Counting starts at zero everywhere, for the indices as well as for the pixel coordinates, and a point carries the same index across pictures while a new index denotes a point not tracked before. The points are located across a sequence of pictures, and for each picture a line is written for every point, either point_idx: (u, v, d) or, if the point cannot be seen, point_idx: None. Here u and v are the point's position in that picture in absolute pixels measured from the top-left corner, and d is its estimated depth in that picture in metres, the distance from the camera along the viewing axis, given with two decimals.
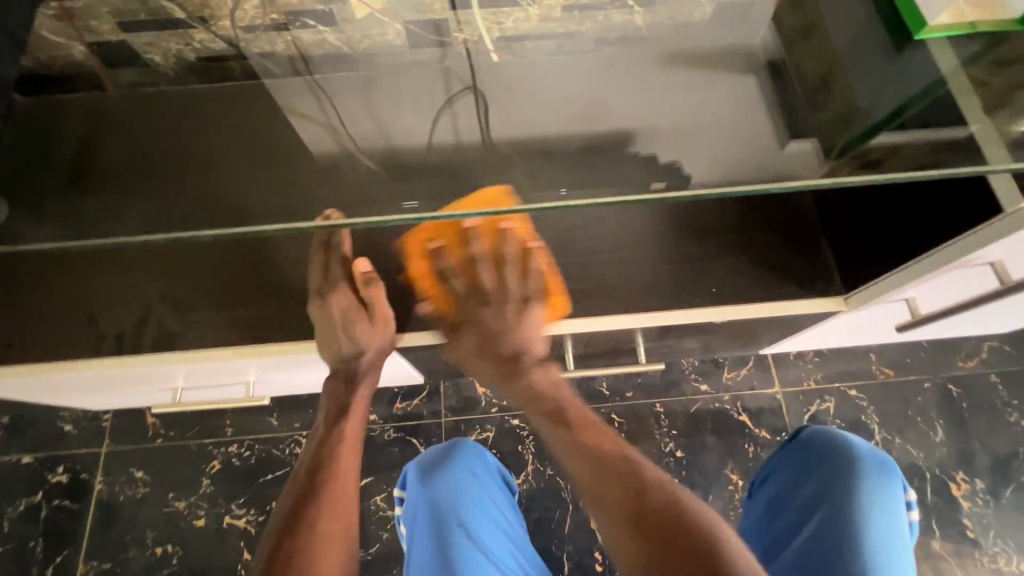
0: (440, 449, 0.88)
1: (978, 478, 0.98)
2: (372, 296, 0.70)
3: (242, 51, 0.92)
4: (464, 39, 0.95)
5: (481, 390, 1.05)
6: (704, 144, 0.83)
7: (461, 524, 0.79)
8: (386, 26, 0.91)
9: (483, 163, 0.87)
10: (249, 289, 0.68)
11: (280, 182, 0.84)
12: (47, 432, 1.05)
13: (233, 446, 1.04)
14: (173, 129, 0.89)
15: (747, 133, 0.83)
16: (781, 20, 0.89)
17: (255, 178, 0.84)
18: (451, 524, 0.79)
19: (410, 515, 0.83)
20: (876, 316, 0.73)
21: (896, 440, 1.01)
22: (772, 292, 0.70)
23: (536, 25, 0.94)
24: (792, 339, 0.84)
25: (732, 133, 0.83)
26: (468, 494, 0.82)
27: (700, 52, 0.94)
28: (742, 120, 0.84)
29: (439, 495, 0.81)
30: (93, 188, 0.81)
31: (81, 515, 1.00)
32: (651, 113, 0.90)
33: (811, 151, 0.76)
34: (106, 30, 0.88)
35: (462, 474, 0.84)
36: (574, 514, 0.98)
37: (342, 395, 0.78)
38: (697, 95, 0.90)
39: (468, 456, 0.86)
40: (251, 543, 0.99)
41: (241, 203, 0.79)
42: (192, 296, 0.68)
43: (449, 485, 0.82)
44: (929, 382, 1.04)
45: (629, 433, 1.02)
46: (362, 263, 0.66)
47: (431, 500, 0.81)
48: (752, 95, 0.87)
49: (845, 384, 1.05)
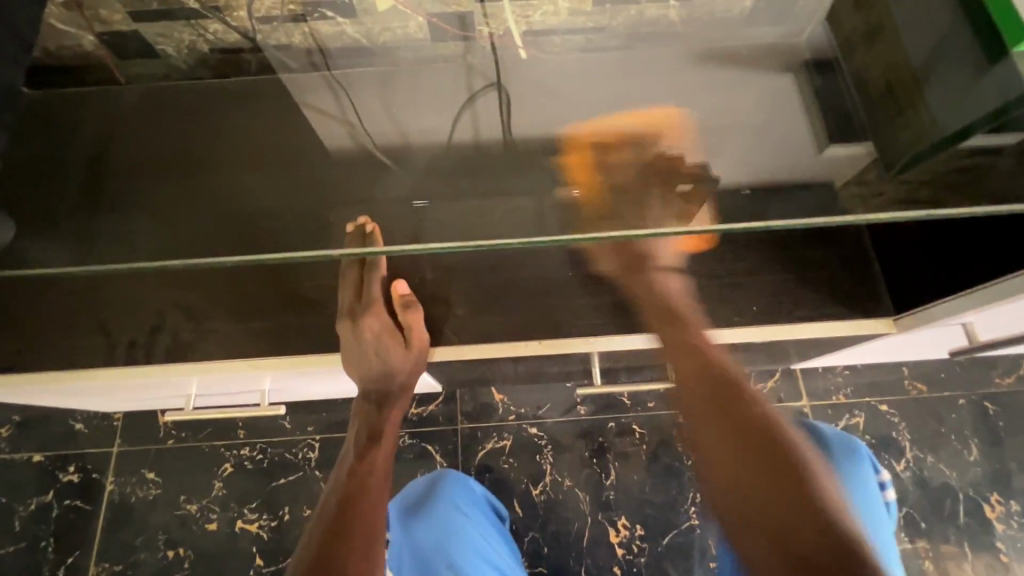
0: (422, 484, 0.86)
1: (1013, 500, 0.94)
2: (409, 321, 0.69)
3: (258, 43, 0.89)
4: (489, 33, 0.90)
5: (498, 397, 1.02)
6: (741, 149, 0.79)
7: (449, 566, 0.78)
8: (407, 19, 0.87)
9: (507, 165, 0.83)
10: (266, 300, 0.65)
11: (297, 183, 0.81)
12: (58, 431, 1.03)
13: (245, 449, 1.02)
14: (187, 125, 0.86)
15: (788, 139, 0.79)
16: (825, 18, 0.84)
17: (271, 178, 0.81)
18: (435, 567, 0.78)
19: (396, 560, 0.82)
20: (921, 339, 0.70)
21: (928, 458, 0.97)
22: (814, 310, 0.67)
23: (564, 19, 0.90)
24: (824, 357, 0.80)
25: (772, 139, 0.78)
26: (452, 531, 0.81)
27: (737, 49, 0.89)
28: (780, 124, 0.80)
29: (423, 537, 0.80)
30: (105, 187, 0.78)
31: (93, 515, 0.99)
32: (685, 115, 0.85)
33: (863, 156, 0.71)
34: (117, 20, 0.84)
35: (444, 510, 0.82)
36: (592, 527, 0.95)
37: (371, 417, 0.79)
38: (734, 96, 0.86)
39: (450, 490, 0.85)
40: (264, 548, 0.97)
41: (257, 205, 0.76)
42: (207, 306, 0.65)
43: (428, 526, 0.81)
44: (964, 398, 1.00)
45: (651, 445, 0.99)
46: (400, 286, 0.65)
47: (412, 546, 0.80)
48: (793, 97, 0.83)
49: (876, 398, 1.01)
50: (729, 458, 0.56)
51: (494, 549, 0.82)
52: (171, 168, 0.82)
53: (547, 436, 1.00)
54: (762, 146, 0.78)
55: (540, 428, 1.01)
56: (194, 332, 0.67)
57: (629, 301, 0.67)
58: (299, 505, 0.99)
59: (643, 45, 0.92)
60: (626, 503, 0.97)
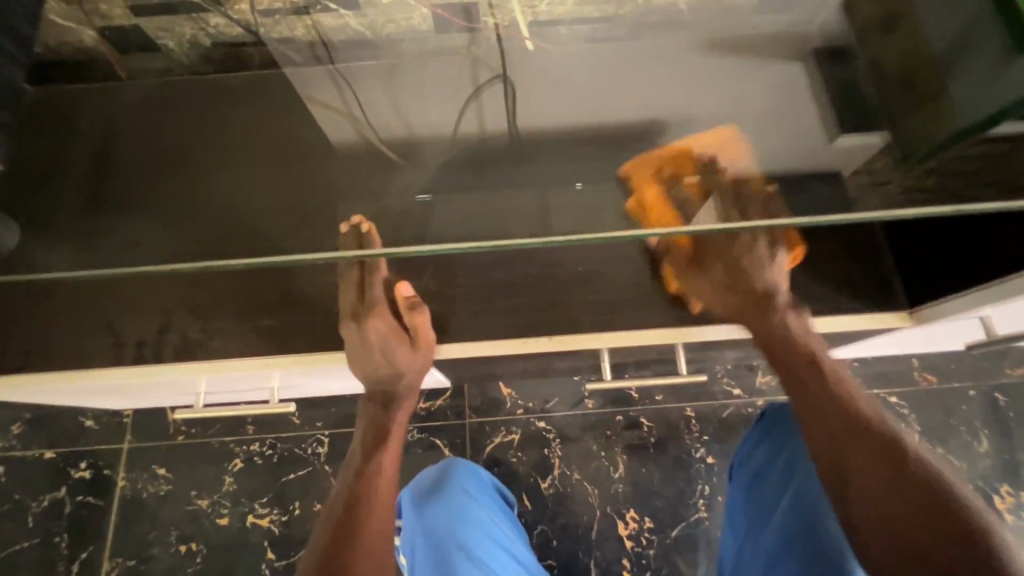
0: (433, 472, 0.87)
1: (1023, 490, 0.94)
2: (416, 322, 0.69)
3: (260, 37, 0.87)
4: (495, 24, 0.88)
5: (505, 391, 1.02)
6: (751, 141, 0.78)
7: (461, 548, 0.77)
8: (411, 11, 0.86)
9: (514, 158, 0.82)
10: (274, 299, 0.65)
11: (302, 179, 0.80)
12: (69, 427, 1.04)
13: (255, 445, 1.02)
14: (189, 122, 0.85)
15: (798, 130, 0.77)
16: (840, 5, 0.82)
17: (276, 175, 0.81)
18: (449, 550, 0.77)
19: (409, 546, 0.81)
20: (937, 332, 0.69)
21: (937, 450, 0.97)
22: (825, 304, 0.66)
23: (571, 9, 0.88)
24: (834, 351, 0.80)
25: (782, 130, 0.77)
26: (464, 512, 0.81)
27: (747, 39, 0.87)
28: (789, 114, 0.78)
29: (436, 522, 0.79)
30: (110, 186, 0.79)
31: (105, 511, 1.00)
32: (694, 106, 0.84)
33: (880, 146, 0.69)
34: (117, 14, 0.83)
35: (457, 494, 0.82)
36: (601, 520, 0.96)
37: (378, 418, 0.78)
38: (744, 86, 0.84)
39: (461, 475, 0.85)
40: (275, 542, 0.98)
41: (262, 202, 0.76)
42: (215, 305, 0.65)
43: (443, 509, 0.80)
44: (974, 389, 0.99)
45: (659, 438, 0.99)
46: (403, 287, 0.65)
47: (428, 530, 0.79)
48: (803, 87, 0.81)
49: (885, 390, 1.01)
50: (843, 434, 0.56)
51: (504, 532, 0.82)
52: (176, 165, 0.81)
53: (555, 430, 1.00)
54: (770, 136, 0.76)
55: (548, 422, 1.01)
56: (200, 329, 0.67)
57: (638, 296, 0.67)
58: (309, 500, 0.99)
59: (650, 35, 0.91)
60: (635, 495, 0.97)
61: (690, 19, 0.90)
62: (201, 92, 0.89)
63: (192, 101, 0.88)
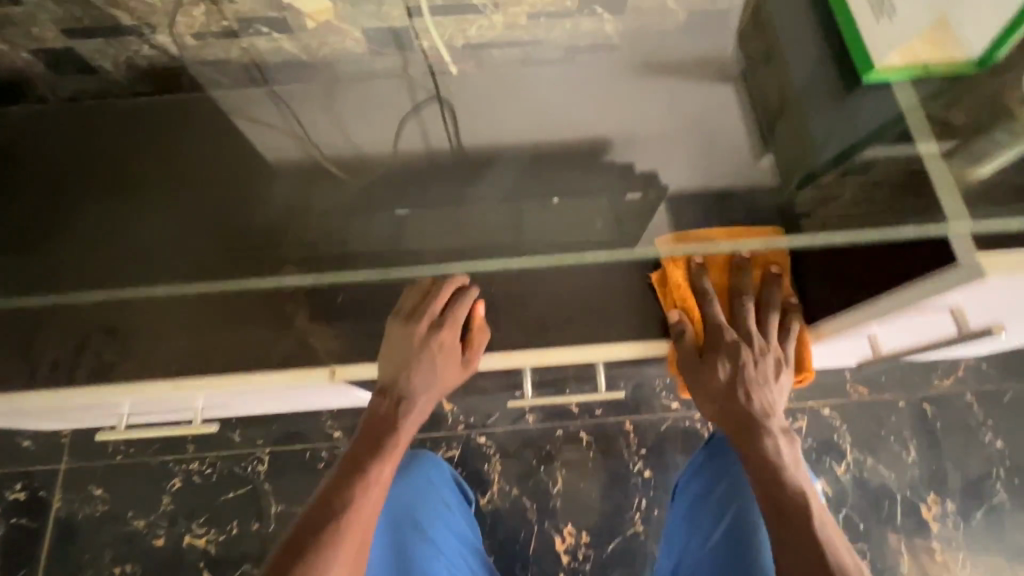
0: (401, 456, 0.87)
1: (948, 499, 0.97)
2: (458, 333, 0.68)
3: (193, 59, 0.88)
4: (427, 48, 0.90)
5: (448, 406, 1.03)
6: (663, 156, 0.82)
7: (418, 528, 0.80)
8: (343, 34, 0.86)
9: (443, 178, 0.84)
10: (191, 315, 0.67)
11: (232, 195, 0.82)
12: (5, 448, 1.03)
13: (194, 464, 1.02)
14: (126, 145, 0.87)
15: (710, 150, 0.81)
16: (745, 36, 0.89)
17: (203, 194, 0.82)
18: (407, 527, 0.79)
19: None
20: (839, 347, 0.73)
21: (868, 461, 0.99)
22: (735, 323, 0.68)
23: (501, 33, 0.89)
24: None
25: (695, 148, 0.81)
26: (424, 500, 0.82)
27: (665, 57, 0.93)
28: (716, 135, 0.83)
29: (397, 502, 0.81)
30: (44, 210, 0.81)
31: (39, 533, 0.98)
32: (617, 127, 0.87)
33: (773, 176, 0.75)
34: (49, 37, 0.82)
35: (420, 481, 0.83)
36: (539, 535, 0.96)
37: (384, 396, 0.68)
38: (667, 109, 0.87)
39: (425, 466, 0.85)
40: (212, 562, 0.97)
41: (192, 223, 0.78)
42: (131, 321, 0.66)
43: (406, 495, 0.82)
44: (904, 401, 1.02)
45: (598, 452, 1.00)
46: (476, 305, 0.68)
47: (388, 509, 0.80)
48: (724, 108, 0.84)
49: (818, 402, 1.03)
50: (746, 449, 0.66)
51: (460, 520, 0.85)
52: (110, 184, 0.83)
53: (495, 445, 1.01)
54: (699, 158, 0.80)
55: (488, 437, 1.01)
56: (116, 352, 0.67)
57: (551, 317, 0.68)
58: (248, 518, 0.99)
59: (582, 56, 0.93)
60: (572, 510, 0.98)
61: (618, 42, 0.92)
62: (137, 115, 0.90)
63: (131, 126, 0.89)
